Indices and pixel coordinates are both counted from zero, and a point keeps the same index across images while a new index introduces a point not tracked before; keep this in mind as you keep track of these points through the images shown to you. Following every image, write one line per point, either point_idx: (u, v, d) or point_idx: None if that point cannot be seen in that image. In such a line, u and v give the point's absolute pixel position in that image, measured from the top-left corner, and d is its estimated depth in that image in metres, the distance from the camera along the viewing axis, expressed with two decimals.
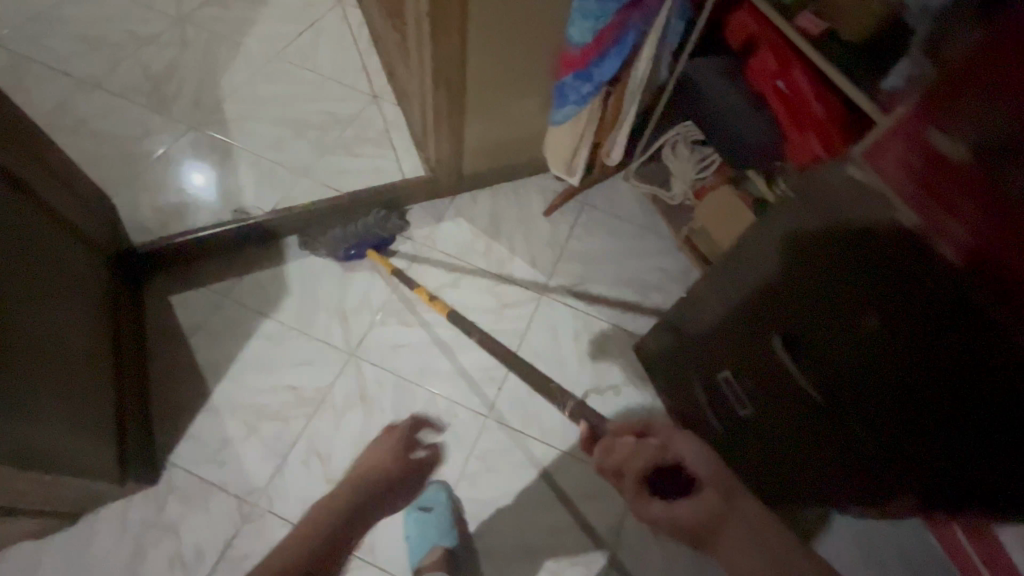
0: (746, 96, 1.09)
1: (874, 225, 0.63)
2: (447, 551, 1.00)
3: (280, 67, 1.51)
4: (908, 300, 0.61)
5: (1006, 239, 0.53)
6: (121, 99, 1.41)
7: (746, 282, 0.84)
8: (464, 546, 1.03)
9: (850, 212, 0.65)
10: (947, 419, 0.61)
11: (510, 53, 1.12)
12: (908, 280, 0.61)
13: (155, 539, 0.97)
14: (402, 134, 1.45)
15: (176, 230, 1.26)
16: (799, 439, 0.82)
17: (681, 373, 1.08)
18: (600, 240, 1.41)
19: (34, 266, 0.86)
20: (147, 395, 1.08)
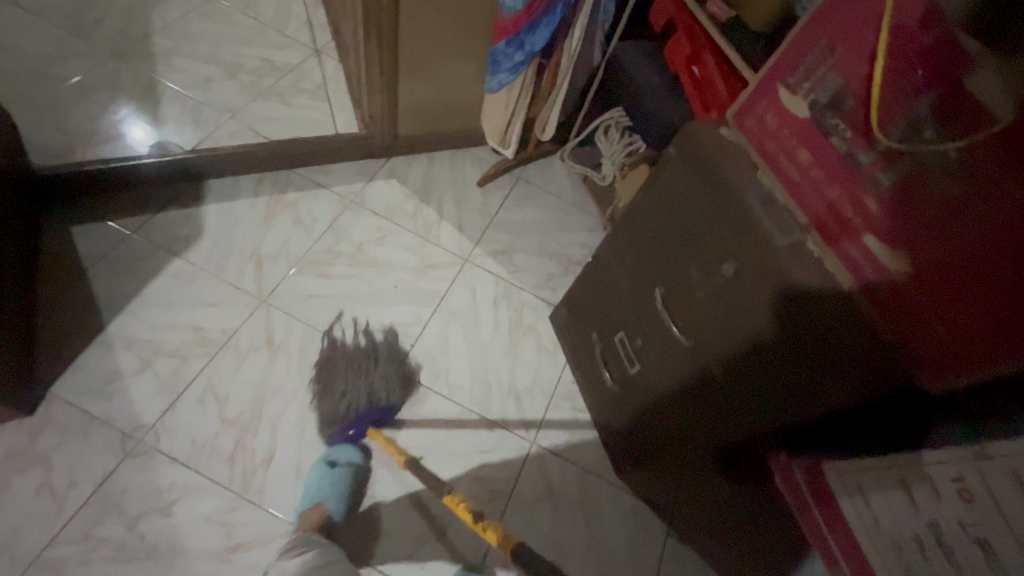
0: (666, 80, 1.16)
1: (750, 185, 0.68)
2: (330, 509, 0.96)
3: (219, 8, 1.47)
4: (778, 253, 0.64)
5: (853, 199, 0.59)
6: (36, 17, 1.34)
7: (638, 241, 0.89)
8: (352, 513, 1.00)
9: (730, 172, 0.69)
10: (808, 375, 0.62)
11: (444, 11, 1.12)
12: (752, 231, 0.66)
13: (23, 468, 0.92)
14: (340, 90, 1.44)
15: (82, 156, 1.21)
16: (678, 398, 0.86)
17: (587, 335, 1.13)
18: (528, 213, 1.46)
19: None
20: (35, 322, 1.04)
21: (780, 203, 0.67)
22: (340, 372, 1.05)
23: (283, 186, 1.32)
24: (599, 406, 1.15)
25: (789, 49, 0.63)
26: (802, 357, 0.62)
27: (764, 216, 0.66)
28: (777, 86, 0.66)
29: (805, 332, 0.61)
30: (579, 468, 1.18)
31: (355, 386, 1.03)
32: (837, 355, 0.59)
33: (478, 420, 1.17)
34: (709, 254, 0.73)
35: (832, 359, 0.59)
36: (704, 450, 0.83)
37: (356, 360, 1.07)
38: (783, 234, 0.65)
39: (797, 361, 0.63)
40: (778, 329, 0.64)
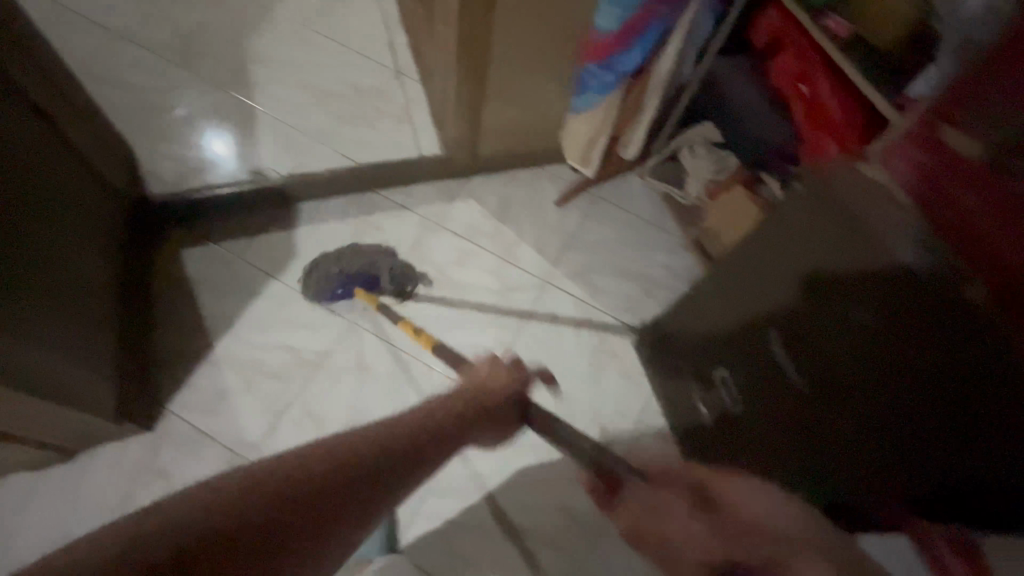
0: (768, 100, 1.12)
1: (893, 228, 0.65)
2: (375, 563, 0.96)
3: (308, 36, 1.53)
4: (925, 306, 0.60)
5: None
6: (148, 52, 1.45)
7: (753, 276, 0.86)
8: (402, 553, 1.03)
9: (868, 213, 0.67)
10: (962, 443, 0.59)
11: (534, 34, 1.11)
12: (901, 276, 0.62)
13: (146, 481, 1.00)
14: (422, 111, 1.46)
15: (190, 183, 1.29)
16: (790, 444, 0.81)
17: (679, 367, 1.10)
18: (608, 232, 1.41)
19: (42, 185, 0.88)
20: (153, 342, 1.11)
21: (934, 252, 0.62)
22: (346, 256, 1.16)
23: (369, 208, 1.35)
24: (689, 441, 1.11)
25: (957, 89, 0.64)
26: (961, 415, 0.58)
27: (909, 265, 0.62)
28: (941, 126, 0.67)
29: (968, 387, 0.57)
30: None
31: (352, 263, 1.15)
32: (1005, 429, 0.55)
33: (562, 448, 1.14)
34: (836, 301, 0.70)
35: (1005, 419, 0.55)
36: (819, 498, 0.78)
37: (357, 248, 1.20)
38: (936, 286, 0.60)
39: (956, 419, 0.59)
40: (929, 383, 0.61)
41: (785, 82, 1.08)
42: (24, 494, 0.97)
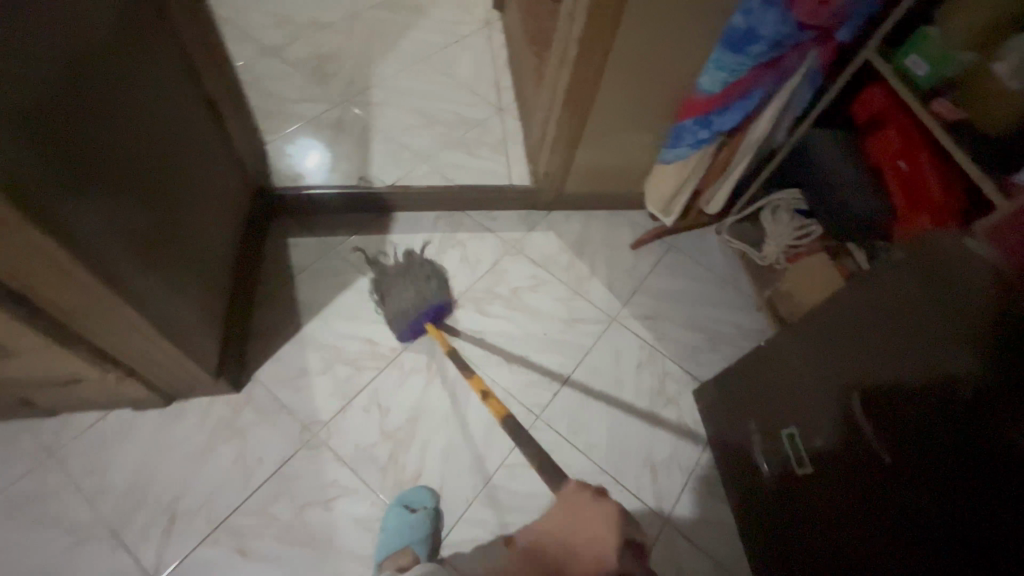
0: (864, 174, 1.14)
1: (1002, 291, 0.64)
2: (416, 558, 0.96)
3: (425, 68, 1.71)
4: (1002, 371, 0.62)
5: None
6: (291, 68, 1.66)
7: (833, 339, 0.86)
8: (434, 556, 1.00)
9: (978, 277, 0.67)
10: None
11: (639, 88, 1.19)
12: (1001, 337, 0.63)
13: (226, 439, 1.08)
14: (517, 145, 1.58)
15: (306, 181, 1.45)
16: (858, 512, 0.79)
17: (743, 422, 1.08)
18: (679, 281, 1.44)
19: (198, 162, 1.02)
20: (252, 316, 1.22)
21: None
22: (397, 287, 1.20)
23: (456, 225, 1.45)
24: (748, 504, 1.07)
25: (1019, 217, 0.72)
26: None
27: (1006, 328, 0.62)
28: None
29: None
30: (712, 559, 1.11)
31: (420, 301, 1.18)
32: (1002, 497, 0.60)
33: (610, 483, 1.16)
34: (918, 360, 0.71)
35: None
36: (856, 555, 0.79)
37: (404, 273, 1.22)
38: None
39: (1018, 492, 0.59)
40: (997, 450, 0.61)
41: (884, 158, 1.11)
42: (122, 432, 1.06)
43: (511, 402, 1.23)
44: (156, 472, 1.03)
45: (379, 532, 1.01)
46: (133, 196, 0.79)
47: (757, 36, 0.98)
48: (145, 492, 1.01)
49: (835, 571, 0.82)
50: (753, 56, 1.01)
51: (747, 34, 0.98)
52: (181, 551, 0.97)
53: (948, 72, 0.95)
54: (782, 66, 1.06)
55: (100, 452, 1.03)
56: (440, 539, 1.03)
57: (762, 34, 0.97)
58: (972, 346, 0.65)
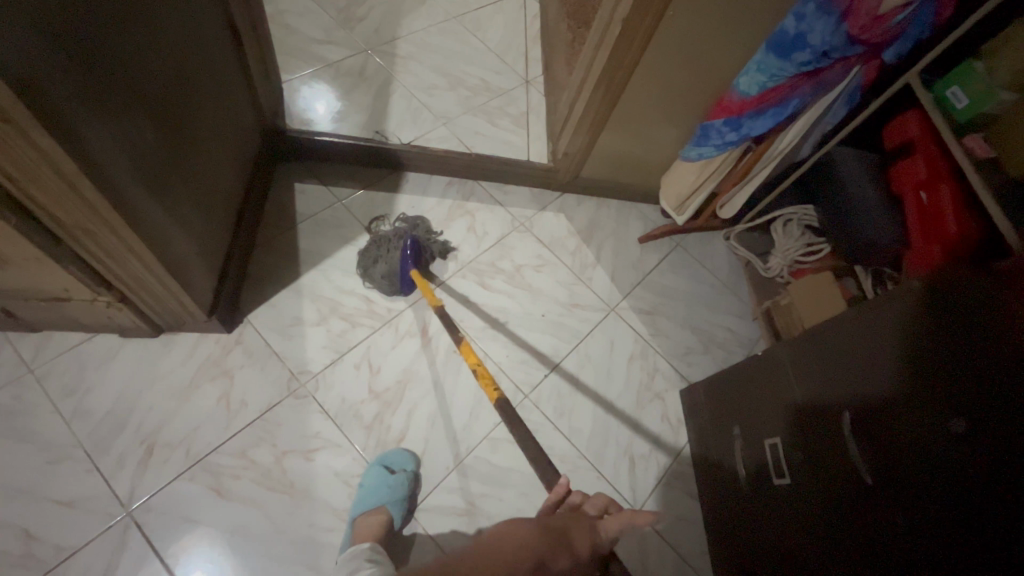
0: (883, 199, 1.14)
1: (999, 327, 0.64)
2: (389, 517, 0.97)
3: (455, 27, 1.65)
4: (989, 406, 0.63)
5: None
6: (316, 5, 1.59)
7: (830, 356, 0.87)
8: (407, 519, 1.01)
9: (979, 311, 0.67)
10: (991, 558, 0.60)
11: (674, 80, 1.16)
12: (995, 372, 0.63)
13: (213, 377, 1.06)
14: (539, 121, 1.55)
15: (320, 127, 1.40)
16: (832, 527, 0.81)
17: (726, 427, 1.10)
18: (682, 281, 1.44)
19: (212, 90, 0.97)
20: (250, 257, 1.19)
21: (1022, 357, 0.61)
22: (381, 249, 1.20)
23: (467, 194, 1.42)
24: (722, 507, 1.10)
25: None
26: (996, 519, 0.60)
27: (997, 363, 0.63)
28: None
29: (1009, 493, 0.59)
30: (677, 555, 1.14)
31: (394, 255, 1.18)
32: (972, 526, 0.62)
33: (588, 468, 1.18)
34: (912, 388, 0.72)
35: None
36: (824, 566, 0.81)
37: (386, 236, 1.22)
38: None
39: (985, 520, 0.61)
40: (974, 483, 0.63)
41: (907, 186, 1.11)
42: (106, 357, 1.04)
43: (501, 378, 1.23)
44: (138, 401, 1.02)
45: (358, 489, 1.02)
46: (145, 113, 0.76)
47: (804, 43, 0.95)
48: (125, 420, 1.00)
49: None
50: (796, 63, 0.99)
51: (795, 39, 0.96)
52: (156, 483, 0.96)
53: (988, 109, 0.94)
54: (823, 78, 1.04)
55: (82, 374, 1.02)
56: (416, 504, 1.04)
57: (811, 42, 0.95)
58: (964, 378, 0.66)
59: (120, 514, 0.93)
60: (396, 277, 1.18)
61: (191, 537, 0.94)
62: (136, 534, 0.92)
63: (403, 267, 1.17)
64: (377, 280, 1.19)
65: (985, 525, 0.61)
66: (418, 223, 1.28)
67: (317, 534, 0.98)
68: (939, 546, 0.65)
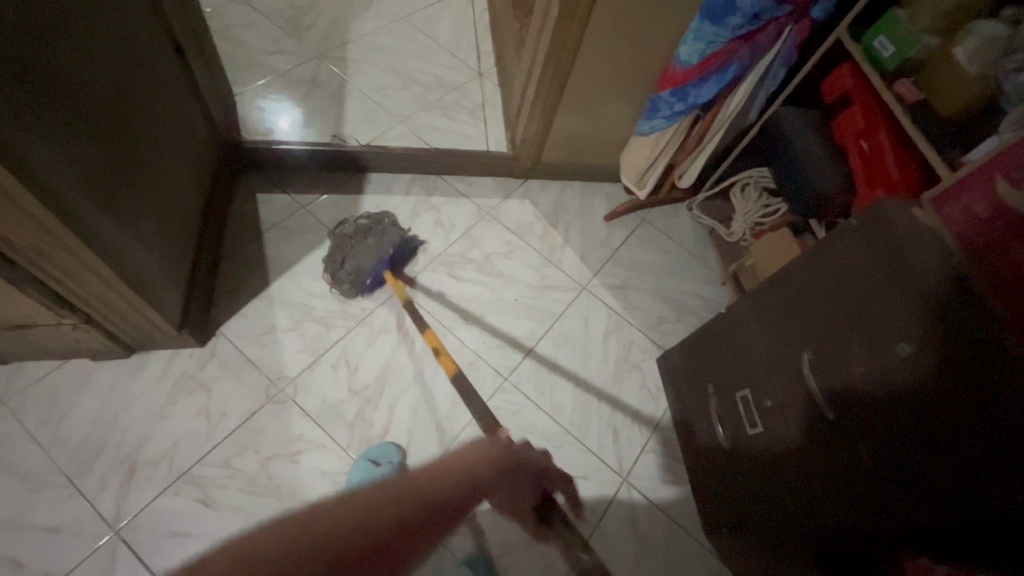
0: (828, 151, 1.19)
1: None
2: None
3: (404, 27, 1.66)
4: (933, 329, 0.67)
5: None
6: (262, 17, 1.59)
7: (787, 305, 0.91)
8: None
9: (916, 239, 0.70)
10: (947, 471, 0.63)
11: (619, 57, 1.19)
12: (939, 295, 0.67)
13: (189, 391, 1.06)
14: (495, 112, 1.56)
15: (276, 136, 1.40)
16: (803, 466, 0.84)
17: (701, 387, 1.14)
18: (650, 253, 1.47)
19: (160, 106, 0.97)
20: (217, 271, 1.19)
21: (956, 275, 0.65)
22: (351, 248, 1.18)
23: (431, 189, 1.43)
24: (705, 465, 1.13)
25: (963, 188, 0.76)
26: (963, 439, 0.62)
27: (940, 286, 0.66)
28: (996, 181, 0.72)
29: (973, 414, 0.62)
30: (667, 518, 1.16)
31: (366, 254, 1.17)
32: (930, 444, 0.65)
33: (573, 443, 1.20)
34: (864, 322, 0.75)
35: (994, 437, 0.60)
36: (802, 504, 0.85)
37: (357, 231, 1.20)
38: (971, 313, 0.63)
39: (946, 440, 0.64)
40: (926, 402, 0.66)
41: (848, 137, 1.16)
42: (78, 382, 1.03)
43: (479, 366, 1.24)
44: (116, 422, 1.01)
45: (345, 486, 1.02)
46: (93, 132, 0.77)
47: (735, 8, 0.98)
48: (104, 442, 0.99)
49: (784, 522, 0.88)
50: (730, 28, 1.02)
51: (726, 5, 0.99)
52: (141, 500, 0.96)
53: (912, 55, 0.98)
54: (758, 41, 1.08)
55: (55, 402, 1.01)
56: None
57: (740, 6, 0.98)
58: (909, 304, 0.70)
59: (106, 535, 0.93)
60: (363, 277, 1.17)
61: (181, 549, 0.94)
62: (125, 554, 0.92)
63: (378, 266, 1.17)
64: (344, 280, 1.16)
65: (940, 440, 0.64)
66: (384, 219, 1.25)
67: None
68: (903, 467, 0.68)
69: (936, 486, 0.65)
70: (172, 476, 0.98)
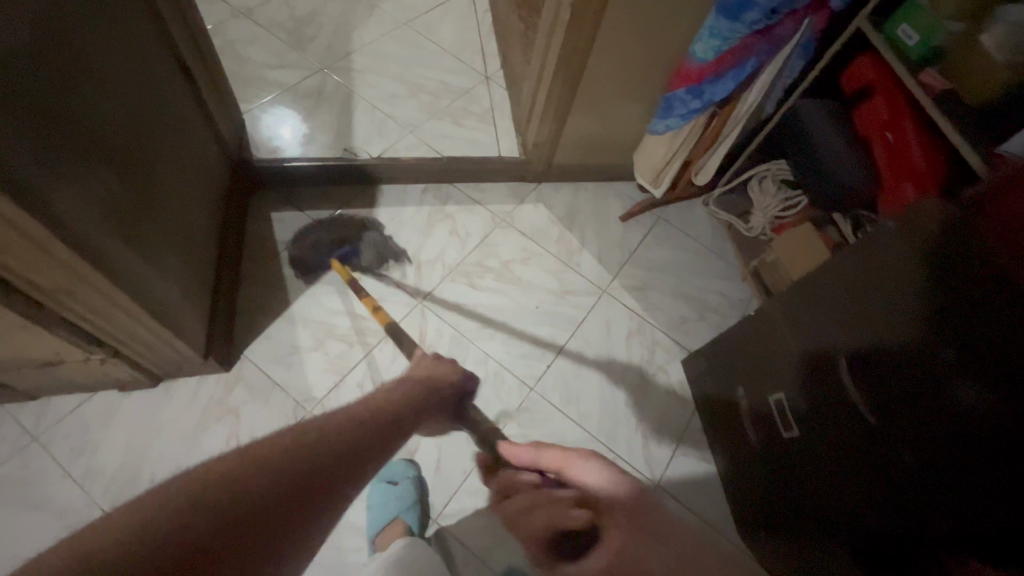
0: (850, 144, 1.17)
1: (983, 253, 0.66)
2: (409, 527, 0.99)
3: (407, 33, 1.64)
4: (981, 334, 0.65)
5: None
6: (265, 31, 1.57)
7: (818, 308, 0.89)
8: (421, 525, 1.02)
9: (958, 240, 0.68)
10: (1002, 478, 0.62)
11: (631, 58, 1.17)
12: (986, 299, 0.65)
13: (218, 417, 1.06)
14: (505, 116, 1.55)
15: (287, 153, 1.39)
16: (841, 470, 0.83)
17: (730, 389, 1.12)
18: (668, 253, 1.45)
19: (172, 133, 0.96)
20: (237, 293, 1.19)
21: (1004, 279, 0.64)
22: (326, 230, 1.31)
23: (444, 198, 1.42)
24: (737, 467, 1.12)
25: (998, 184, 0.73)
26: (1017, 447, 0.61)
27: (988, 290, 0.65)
28: None
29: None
30: (702, 522, 1.16)
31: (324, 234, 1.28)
32: (983, 451, 0.64)
33: (603, 450, 1.20)
34: (902, 326, 0.74)
35: None
36: (842, 508, 0.83)
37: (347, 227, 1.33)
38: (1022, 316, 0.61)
39: (1000, 448, 0.63)
40: (977, 409, 0.65)
41: (871, 129, 1.14)
42: (108, 414, 1.04)
43: (503, 376, 1.24)
44: (148, 452, 1.02)
45: (366, 507, 1.04)
46: (112, 169, 0.76)
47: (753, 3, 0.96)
48: (137, 473, 1.00)
49: (824, 526, 0.87)
50: (747, 23, 0.99)
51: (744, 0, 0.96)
52: None
53: (937, 42, 0.95)
54: (775, 35, 1.05)
55: (87, 435, 1.01)
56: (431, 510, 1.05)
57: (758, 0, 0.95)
58: (953, 308, 0.68)
59: None
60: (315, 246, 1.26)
61: None
62: None
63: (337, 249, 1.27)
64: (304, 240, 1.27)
65: (993, 447, 0.63)
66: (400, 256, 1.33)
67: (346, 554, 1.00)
68: (952, 473, 0.67)
69: (990, 493, 0.64)
70: None
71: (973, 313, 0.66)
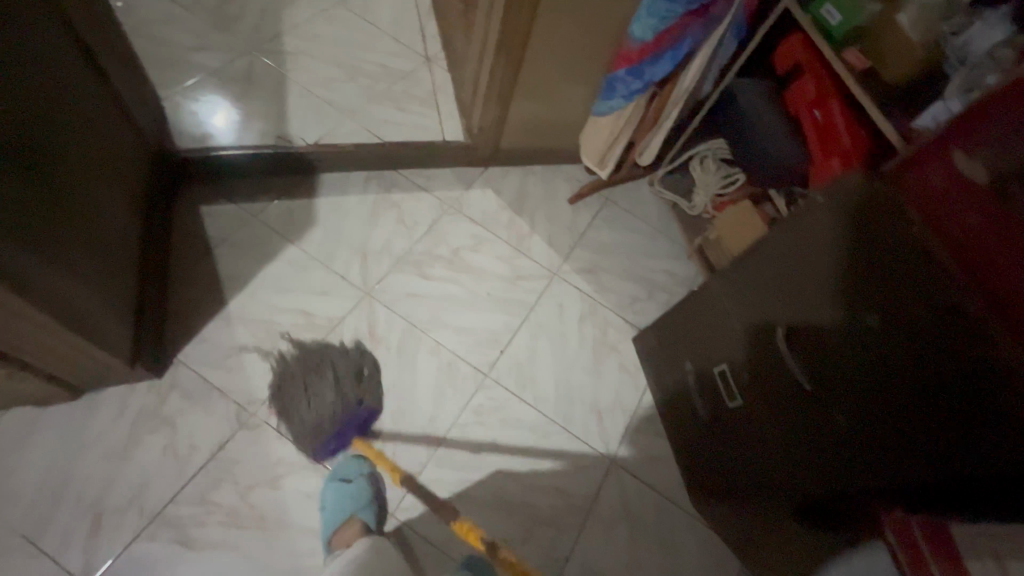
0: (783, 122, 1.21)
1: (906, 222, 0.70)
2: (365, 525, 0.97)
3: (341, 12, 1.55)
4: (906, 299, 0.70)
5: None
6: (182, 10, 1.45)
7: (758, 281, 0.92)
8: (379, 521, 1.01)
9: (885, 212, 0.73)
10: (923, 433, 0.67)
11: (572, 38, 1.15)
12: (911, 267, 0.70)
13: (151, 429, 0.99)
14: (449, 100, 1.50)
15: (214, 142, 1.30)
16: (780, 434, 0.87)
17: (679, 364, 1.16)
18: (617, 234, 1.47)
19: (78, 121, 0.87)
20: (166, 295, 1.11)
21: None
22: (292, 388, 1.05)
23: (389, 185, 1.37)
24: (687, 438, 1.16)
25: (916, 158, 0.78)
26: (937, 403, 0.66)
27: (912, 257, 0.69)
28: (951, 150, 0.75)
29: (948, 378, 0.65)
30: (656, 494, 1.20)
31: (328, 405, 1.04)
32: (907, 409, 0.69)
33: (560, 432, 1.21)
34: (834, 295, 0.77)
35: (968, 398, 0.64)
36: (783, 471, 0.88)
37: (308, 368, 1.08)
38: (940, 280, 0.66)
39: (922, 404, 0.68)
40: (901, 369, 0.69)
41: (801, 107, 1.18)
42: (23, 433, 0.95)
43: (458, 365, 1.22)
44: (73, 472, 0.94)
45: (319, 507, 1.00)
46: (3, 163, 0.68)
47: None
48: (63, 494, 0.93)
49: (767, 489, 0.92)
50: (682, 2, 1.01)
51: None
52: (115, 546, 0.92)
53: (859, 21, 0.99)
54: (709, 14, 1.07)
55: (1, 457, 0.93)
56: (387, 505, 1.03)
57: None
58: (879, 277, 0.72)
59: None
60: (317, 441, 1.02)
61: None
62: None
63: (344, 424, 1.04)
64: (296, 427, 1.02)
65: (916, 404, 0.68)
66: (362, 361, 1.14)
67: (299, 558, 0.97)
68: (879, 431, 0.72)
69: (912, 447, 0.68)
70: (144, 517, 0.94)
71: (899, 281, 0.71)
